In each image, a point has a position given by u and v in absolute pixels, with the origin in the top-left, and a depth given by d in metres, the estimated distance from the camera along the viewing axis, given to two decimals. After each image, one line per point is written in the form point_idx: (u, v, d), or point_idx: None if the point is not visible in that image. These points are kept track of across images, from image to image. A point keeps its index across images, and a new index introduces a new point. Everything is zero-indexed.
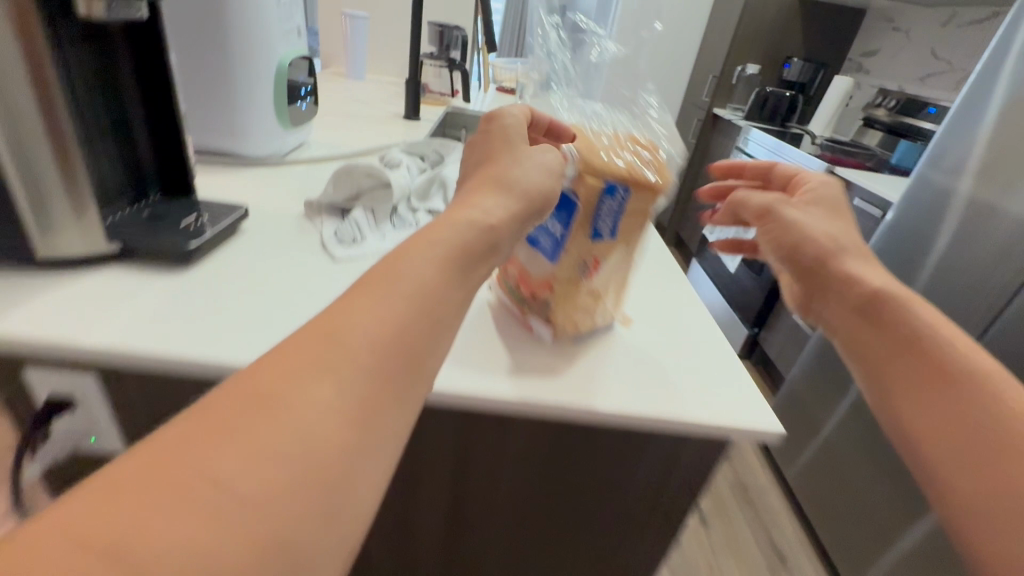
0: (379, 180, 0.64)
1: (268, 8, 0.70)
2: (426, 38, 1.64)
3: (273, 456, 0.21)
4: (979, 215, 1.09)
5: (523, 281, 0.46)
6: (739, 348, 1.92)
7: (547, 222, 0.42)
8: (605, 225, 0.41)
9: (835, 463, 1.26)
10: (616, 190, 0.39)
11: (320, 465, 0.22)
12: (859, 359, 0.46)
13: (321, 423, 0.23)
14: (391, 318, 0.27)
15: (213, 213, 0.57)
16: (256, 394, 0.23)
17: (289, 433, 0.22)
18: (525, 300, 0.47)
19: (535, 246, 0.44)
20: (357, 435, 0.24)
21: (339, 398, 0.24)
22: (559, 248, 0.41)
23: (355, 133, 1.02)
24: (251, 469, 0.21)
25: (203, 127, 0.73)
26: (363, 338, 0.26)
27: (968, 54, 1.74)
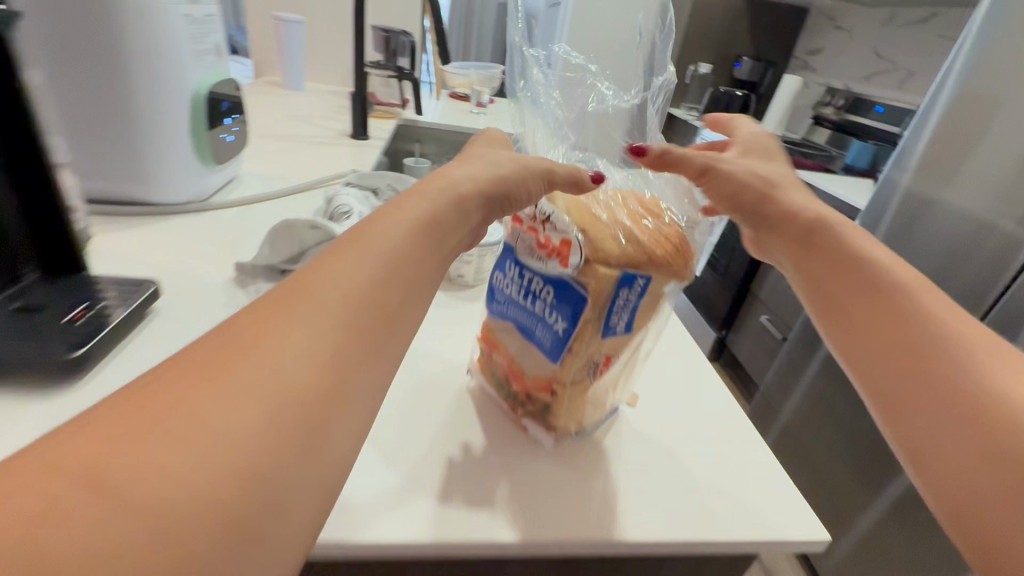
0: (325, 235, 0.53)
1: (178, 25, 0.59)
2: (370, 44, 1.52)
3: (250, 396, 0.21)
4: (933, 211, 1.12)
5: (517, 378, 0.43)
6: (707, 352, 1.92)
7: (546, 317, 0.39)
8: (618, 319, 0.38)
9: (805, 450, 1.31)
10: (633, 281, 0.36)
11: (300, 413, 0.22)
12: (824, 315, 0.42)
13: (296, 368, 0.22)
14: (369, 273, 0.27)
15: (120, 293, 0.47)
16: (228, 348, 0.22)
17: (265, 375, 0.21)
18: (520, 399, 0.43)
19: (532, 342, 0.41)
20: (335, 379, 0.23)
21: (318, 348, 0.23)
22: (562, 348, 0.38)
23: (296, 160, 0.91)
24: (231, 408, 0.20)
25: (96, 167, 0.60)
26: (336, 290, 0.25)
27: (910, 54, 1.78)
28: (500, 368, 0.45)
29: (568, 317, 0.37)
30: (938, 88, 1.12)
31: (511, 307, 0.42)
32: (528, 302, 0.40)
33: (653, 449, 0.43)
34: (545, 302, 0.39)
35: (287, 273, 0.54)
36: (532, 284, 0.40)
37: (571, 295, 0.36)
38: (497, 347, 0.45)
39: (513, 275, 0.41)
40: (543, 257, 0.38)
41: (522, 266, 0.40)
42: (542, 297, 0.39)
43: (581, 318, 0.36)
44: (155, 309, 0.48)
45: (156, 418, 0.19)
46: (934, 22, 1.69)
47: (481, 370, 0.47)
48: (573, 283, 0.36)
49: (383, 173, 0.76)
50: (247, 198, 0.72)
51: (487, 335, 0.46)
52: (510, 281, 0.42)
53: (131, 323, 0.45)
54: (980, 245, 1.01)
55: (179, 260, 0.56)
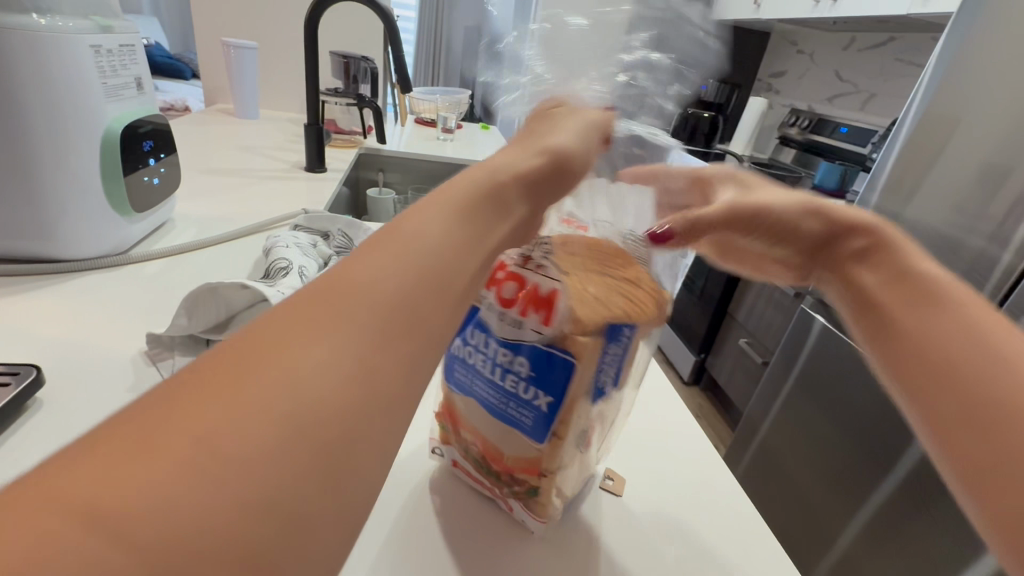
0: (252, 298, 0.47)
1: (87, 58, 0.51)
2: (330, 70, 1.46)
3: (271, 408, 0.16)
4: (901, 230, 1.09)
5: (494, 459, 0.37)
6: (688, 376, 1.88)
7: (522, 394, 0.33)
8: (606, 376, 0.34)
9: (783, 472, 1.25)
10: (621, 330, 0.33)
11: (332, 426, 0.17)
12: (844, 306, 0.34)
13: (328, 378, 0.18)
14: (419, 253, 0.22)
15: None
16: (260, 343, 0.18)
17: (292, 384, 0.17)
18: (499, 479, 0.37)
19: (502, 420, 0.35)
20: (370, 400, 0.19)
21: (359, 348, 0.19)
22: (548, 425, 0.33)
23: (242, 199, 0.83)
24: (245, 415, 0.16)
25: None
26: (388, 283, 0.21)
27: (871, 76, 1.81)
28: (472, 446, 0.38)
29: (554, 391, 0.32)
30: (904, 107, 1.11)
31: (473, 382, 0.36)
32: (496, 377, 0.34)
33: (636, 537, 0.39)
34: (520, 376, 0.33)
35: (212, 342, 0.48)
36: (499, 356, 0.34)
37: (554, 362, 0.32)
38: (463, 424, 0.38)
39: (475, 343, 0.35)
40: (517, 316, 0.32)
41: (485, 332, 0.34)
42: (515, 371, 0.33)
43: (569, 390, 0.32)
44: (34, 402, 0.40)
45: (195, 407, 0.16)
46: (892, 45, 1.73)
47: (445, 444, 0.40)
48: (550, 349, 0.32)
49: (333, 216, 0.70)
50: (175, 248, 0.64)
51: (448, 408, 0.39)
52: (471, 350, 0.35)
53: (13, 416, 0.38)
54: (948, 266, 0.99)
55: (84, 334, 0.48)
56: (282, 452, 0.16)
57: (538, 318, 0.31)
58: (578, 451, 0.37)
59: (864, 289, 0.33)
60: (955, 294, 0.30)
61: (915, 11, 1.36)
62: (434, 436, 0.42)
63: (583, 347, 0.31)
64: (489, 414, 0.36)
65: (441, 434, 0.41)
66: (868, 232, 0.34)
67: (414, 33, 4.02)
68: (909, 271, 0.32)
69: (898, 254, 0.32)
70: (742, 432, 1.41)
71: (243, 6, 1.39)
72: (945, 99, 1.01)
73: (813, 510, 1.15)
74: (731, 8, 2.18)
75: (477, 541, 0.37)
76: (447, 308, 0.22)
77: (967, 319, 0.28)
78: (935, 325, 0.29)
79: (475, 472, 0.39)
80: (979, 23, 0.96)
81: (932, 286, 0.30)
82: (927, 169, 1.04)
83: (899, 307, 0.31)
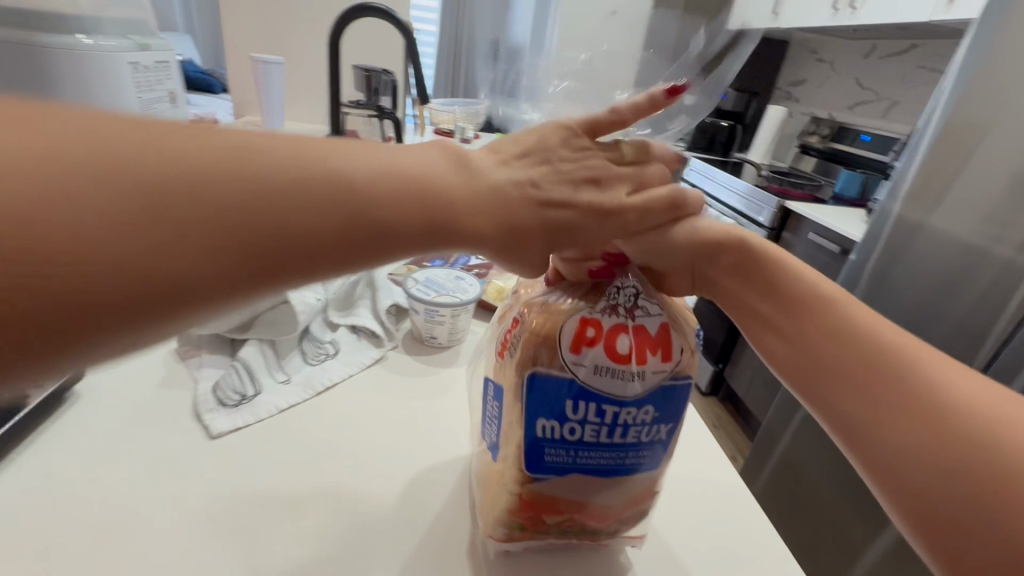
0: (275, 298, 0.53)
1: (124, 73, 0.67)
2: (352, 83, 1.52)
3: (265, 211, 0.22)
4: (923, 239, 1.07)
5: (595, 513, 0.37)
6: (704, 386, 1.87)
7: (643, 440, 0.35)
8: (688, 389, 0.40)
9: (801, 483, 1.23)
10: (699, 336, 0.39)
11: (290, 243, 0.23)
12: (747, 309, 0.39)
13: (305, 227, 0.23)
14: (438, 187, 0.27)
15: None
16: (312, 166, 0.24)
17: (288, 211, 0.23)
18: (596, 531, 0.38)
19: (618, 475, 0.36)
20: (299, 263, 0.23)
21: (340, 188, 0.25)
22: (664, 452, 0.37)
23: None
24: (264, 208, 0.22)
25: None
26: (406, 188, 0.26)
27: (892, 84, 1.79)
28: (565, 521, 0.37)
29: (672, 418, 0.35)
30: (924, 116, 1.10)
31: (582, 458, 0.35)
32: (615, 438, 0.34)
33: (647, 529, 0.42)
34: (644, 425, 0.35)
35: (236, 341, 0.53)
36: (622, 417, 0.34)
37: (677, 395, 0.35)
38: (551, 506, 0.36)
39: (583, 415, 0.34)
40: (639, 364, 0.34)
41: (598, 399, 0.34)
42: (639, 423, 0.34)
43: (684, 414, 0.36)
44: (73, 395, 0.45)
45: (248, 168, 0.22)
46: (915, 52, 1.70)
47: (521, 539, 0.37)
48: (673, 382, 0.35)
49: None
50: None
51: (527, 503, 0.36)
52: (578, 426, 0.34)
53: (47, 412, 0.42)
54: (973, 276, 0.97)
55: None
56: (232, 243, 0.22)
57: (661, 356, 0.34)
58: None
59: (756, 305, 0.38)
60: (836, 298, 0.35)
61: (936, 18, 1.34)
62: (491, 536, 0.37)
63: (693, 361, 0.37)
64: (603, 477, 0.36)
65: (510, 533, 0.36)
66: (743, 250, 0.38)
67: (434, 48, 4.11)
68: (790, 288, 0.36)
69: (769, 270, 0.37)
70: (758, 443, 1.40)
71: (271, 23, 1.46)
72: (968, 107, 1.00)
73: (833, 522, 1.13)
74: None
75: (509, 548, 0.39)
76: (418, 230, 0.27)
77: (848, 320, 0.34)
78: (829, 336, 0.34)
79: (555, 536, 0.38)
80: (1002, 32, 0.95)
81: (813, 304, 0.35)
82: (949, 179, 1.03)
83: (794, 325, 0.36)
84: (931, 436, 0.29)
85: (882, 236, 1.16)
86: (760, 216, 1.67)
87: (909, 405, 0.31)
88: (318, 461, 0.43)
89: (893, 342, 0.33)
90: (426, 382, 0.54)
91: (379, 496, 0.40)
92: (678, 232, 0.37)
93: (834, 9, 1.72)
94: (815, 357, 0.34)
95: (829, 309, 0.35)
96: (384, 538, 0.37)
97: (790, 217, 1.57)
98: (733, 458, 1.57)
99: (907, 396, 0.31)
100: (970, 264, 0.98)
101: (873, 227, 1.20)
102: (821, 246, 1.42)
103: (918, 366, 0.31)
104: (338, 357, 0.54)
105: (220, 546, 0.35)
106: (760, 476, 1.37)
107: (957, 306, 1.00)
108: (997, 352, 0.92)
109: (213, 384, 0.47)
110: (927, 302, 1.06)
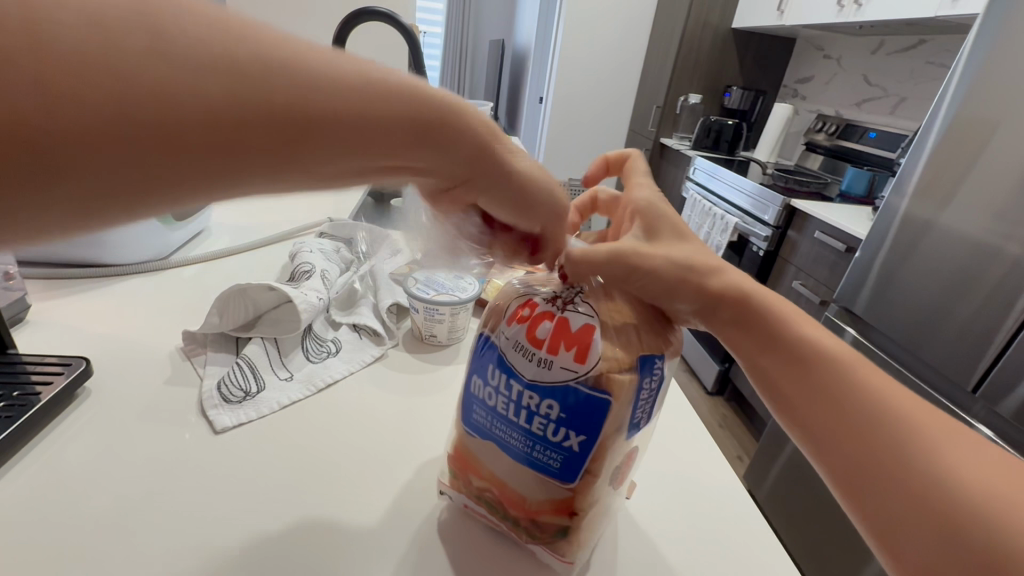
0: (280, 297, 0.53)
1: None
2: None
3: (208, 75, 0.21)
4: (933, 237, 1.06)
5: (514, 506, 0.36)
6: (710, 386, 1.87)
7: (549, 437, 0.33)
8: (641, 413, 0.34)
9: (807, 483, 1.22)
10: (653, 364, 0.34)
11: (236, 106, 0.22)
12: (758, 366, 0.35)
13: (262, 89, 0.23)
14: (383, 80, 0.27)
15: (53, 368, 0.45)
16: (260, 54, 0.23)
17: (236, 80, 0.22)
18: (520, 524, 0.36)
19: (528, 466, 0.34)
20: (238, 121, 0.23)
21: (335, 57, 0.25)
22: (579, 466, 0.33)
23: (275, 210, 0.91)
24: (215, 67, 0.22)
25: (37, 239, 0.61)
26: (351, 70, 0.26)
27: (899, 80, 1.78)
28: (487, 491, 0.37)
29: (584, 429, 0.32)
30: (931, 110, 1.10)
31: (495, 427, 0.35)
32: (520, 420, 0.34)
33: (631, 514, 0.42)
34: (548, 419, 0.32)
35: (241, 340, 0.54)
36: (525, 399, 0.33)
37: (587, 401, 0.32)
38: (478, 471, 0.37)
39: (497, 383, 0.34)
40: (548, 354, 0.32)
41: (510, 374, 0.34)
42: (543, 413, 0.33)
43: (602, 427, 0.32)
44: (83, 390, 0.46)
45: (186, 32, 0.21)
46: (923, 48, 1.68)
47: (455, 488, 0.39)
48: (584, 387, 0.32)
49: (355, 224, 0.75)
50: (207, 253, 0.71)
51: (461, 455, 0.38)
52: (493, 392, 0.35)
53: (58, 410, 0.43)
54: (982, 274, 0.96)
55: (127, 333, 0.55)
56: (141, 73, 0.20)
57: (573, 356, 0.32)
58: (610, 489, 0.36)
59: (764, 366, 0.35)
60: (832, 350, 0.32)
61: (943, 13, 1.33)
62: (441, 479, 0.40)
63: (620, 384, 0.32)
64: (517, 462, 0.35)
65: (450, 479, 0.39)
66: (744, 304, 0.35)
67: (439, 51, 4.15)
68: (791, 346, 0.33)
69: (774, 327, 0.34)
70: (764, 442, 1.39)
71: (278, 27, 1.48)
72: (977, 102, 0.99)
73: (839, 522, 1.12)
74: (755, 14, 2.17)
75: (497, 548, 0.39)
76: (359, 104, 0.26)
77: (854, 386, 0.31)
78: (823, 390, 0.32)
79: (491, 516, 0.38)
80: (1010, 25, 0.95)
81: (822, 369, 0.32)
82: (958, 173, 1.02)
83: (801, 391, 0.33)
84: (929, 492, 0.28)
85: (891, 230, 1.16)
86: (765, 215, 1.67)
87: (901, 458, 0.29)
88: (314, 456, 0.43)
89: (886, 397, 0.31)
90: (424, 382, 0.54)
91: (373, 495, 0.41)
92: (678, 281, 0.35)
93: (840, 6, 1.70)
94: (815, 410, 0.32)
95: (821, 359, 0.32)
96: (378, 534, 0.38)
97: (796, 216, 1.56)
98: (738, 457, 1.57)
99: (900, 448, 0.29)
100: (978, 260, 0.97)
101: (880, 221, 1.19)
102: (827, 245, 1.41)
103: (909, 421, 0.30)
104: (341, 357, 0.55)
105: (219, 540, 0.36)
106: (766, 476, 1.37)
107: (960, 303, 0.99)
108: (1010, 349, 0.90)
109: (219, 383, 0.48)
110: (935, 298, 1.04)
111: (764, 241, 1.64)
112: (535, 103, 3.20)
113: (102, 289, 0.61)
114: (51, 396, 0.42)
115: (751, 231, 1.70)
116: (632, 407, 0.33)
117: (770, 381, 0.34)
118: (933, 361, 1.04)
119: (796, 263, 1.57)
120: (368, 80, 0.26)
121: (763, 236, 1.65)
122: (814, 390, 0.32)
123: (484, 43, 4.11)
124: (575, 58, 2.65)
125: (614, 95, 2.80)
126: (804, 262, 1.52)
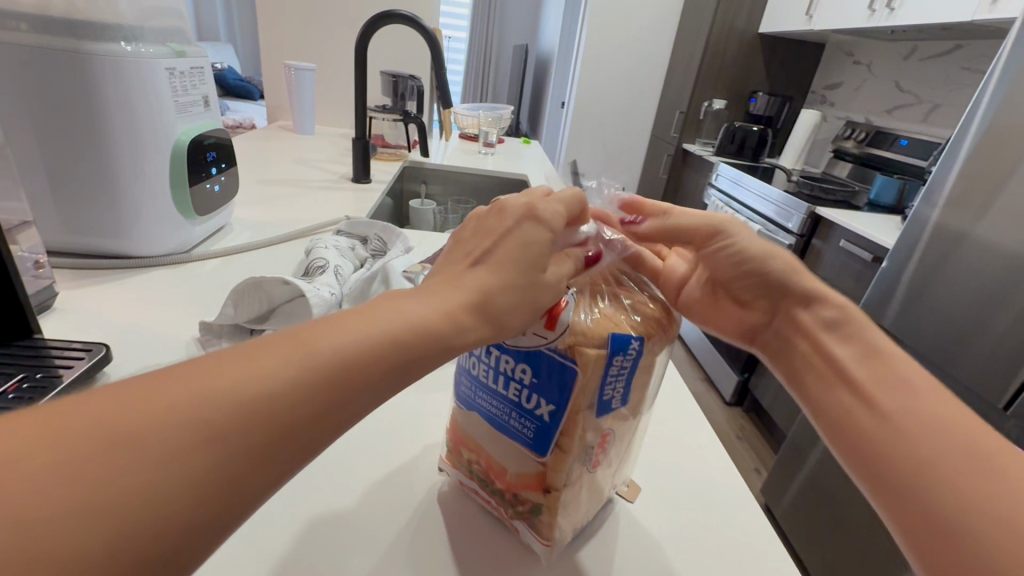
0: (293, 291, 0.52)
1: (162, 79, 0.59)
2: (380, 89, 1.58)
3: (174, 422, 0.19)
4: (967, 249, 1.02)
5: (497, 476, 0.36)
6: (728, 396, 1.83)
7: (524, 404, 0.33)
8: (613, 391, 0.32)
9: (830, 498, 1.17)
10: (627, 344, 0.31)
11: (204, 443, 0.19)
12: (834, 359, 0.36)
13: (234, 397, 0.20)
14: (361, 329, 0.25)
15: (74, 352, 0.44)
16: (205, 372, 0.20)
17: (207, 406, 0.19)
18: (503, 497, 0.36)
19: (505, 433, 0.34)
20: (229, 445, 0.19)
21: (296, 354, 0.22)
22: (550, 438, 0.32)
23: (296, 208, 0.93)
24: (170, 406, 0.19)
25: (53, 230, 0.59)
26: (331, 347, 0.23)
27: (932, 87, 1.72)
28: (474, 463, 0.37)
29: (554, 398, 0.32)
30: (965, 116, 1.06)
31: (476, 394, 0.36)
32: (498, 387, 0.34)
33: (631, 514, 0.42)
34: (522, 385, 0.33)
35: (255, 333, 0.53)
36: (501, 364, 0.33)
37: (555, 371, 0.31)
38: (467, 443, 0.37)
39: (478, 351, 0.35)
40: None
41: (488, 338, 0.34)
42: (517, 379, 0.33)
43: (571, 399, 0.31)
44: (105, 370, 0.46)
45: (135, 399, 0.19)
46: (957, 54, 1.63)
47: (451, 464, 0.40)
48: (553, 355, 0.31)
49: (372, 223, 0.76)
50: (228, 248, 0.72)
51: (453, 426, 0.39)
52: (475, 360, 0.35)
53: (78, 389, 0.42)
54: (1019, 287, 0.91)
55: (146, 318, 0.55)
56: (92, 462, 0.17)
57: (544, 323, 0.31)
58: (585, 470, 0.35)
59: (837, 356, 0.36)
60: (909, 370, 0.33)
61: (980, 17, 1.28)
62: (441, 455, 0.41)
63: (588, 357, 0.31)
64: (499, 431, 0.35)
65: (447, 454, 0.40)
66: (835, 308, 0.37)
67: (463, 57, 4.22)
68: (869, 346, 0.35)
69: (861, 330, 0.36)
70: (784, 457, 1.35)
71: (306, 30, 1.53)
72: (1016, 108, 0.96)
73: (863, 540, 1.07)
74: (783, 19, 2.13)
75: (483, 526, 0.38)
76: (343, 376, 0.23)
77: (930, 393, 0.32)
78: (893, 394, 0.32)
79: (478, 488, 0.38)
80: None
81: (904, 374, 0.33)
82: (996, 182, 0.98)
83: (875, 388, 0.33)
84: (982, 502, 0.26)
85: (923, 241, 1.12)
86: (789, 221, 1.63)
87: (962, 478, 0.27)
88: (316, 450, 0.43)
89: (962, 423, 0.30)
90: (433, 379, 0.54)
91: (367, 487, 0.40)
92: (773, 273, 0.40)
93: (871, 11, 1.66)
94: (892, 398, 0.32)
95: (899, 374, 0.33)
96: (374, 530, 0.37)
97: (820, 223, 1.52)
98: (755, 471, 1.53)
99: (952, 457, 0.28)
100: (1015, 274, 0.92)
101: (910, 233, 1.15)
102: (853, 254, 1.37)
103: (978, 444, 0.28)
104: None
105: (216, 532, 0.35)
106: (787, 492, 1.32)
107: (996, 318, 0.95)
108: None
109: None
110: (971, 313, 1.00)
111: (788, 249, 1.60)
112: (557, 108, 3.22)
113: (125, 280, 0.61)
114: (89, 364, 0.43)
115: (774, 238, 1.67)
116: (604, 380, 0.31)
117: (840, 373, 0.35)
118: (965, 378, 0.99)
119: (819, 272, 1.53)
120: (334, 353, 0.23)
121: (786, 243, 1.61)
122: (888, 384, 0.33)
123: (509, 48, 4.16)
124: (598, 61, 2.64)
125: (637, 101, 2.78)
126: (828, 271, 1.48)
